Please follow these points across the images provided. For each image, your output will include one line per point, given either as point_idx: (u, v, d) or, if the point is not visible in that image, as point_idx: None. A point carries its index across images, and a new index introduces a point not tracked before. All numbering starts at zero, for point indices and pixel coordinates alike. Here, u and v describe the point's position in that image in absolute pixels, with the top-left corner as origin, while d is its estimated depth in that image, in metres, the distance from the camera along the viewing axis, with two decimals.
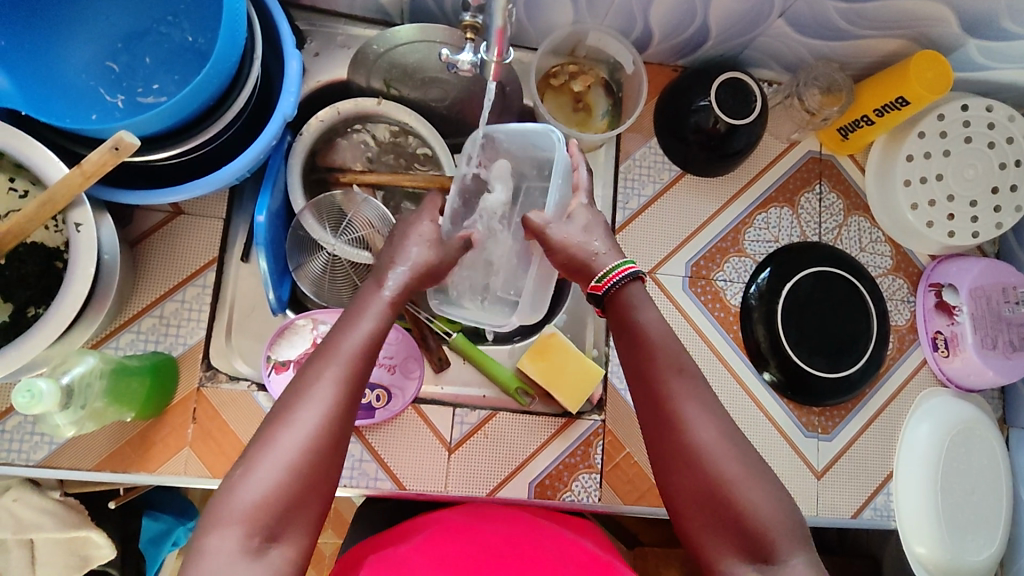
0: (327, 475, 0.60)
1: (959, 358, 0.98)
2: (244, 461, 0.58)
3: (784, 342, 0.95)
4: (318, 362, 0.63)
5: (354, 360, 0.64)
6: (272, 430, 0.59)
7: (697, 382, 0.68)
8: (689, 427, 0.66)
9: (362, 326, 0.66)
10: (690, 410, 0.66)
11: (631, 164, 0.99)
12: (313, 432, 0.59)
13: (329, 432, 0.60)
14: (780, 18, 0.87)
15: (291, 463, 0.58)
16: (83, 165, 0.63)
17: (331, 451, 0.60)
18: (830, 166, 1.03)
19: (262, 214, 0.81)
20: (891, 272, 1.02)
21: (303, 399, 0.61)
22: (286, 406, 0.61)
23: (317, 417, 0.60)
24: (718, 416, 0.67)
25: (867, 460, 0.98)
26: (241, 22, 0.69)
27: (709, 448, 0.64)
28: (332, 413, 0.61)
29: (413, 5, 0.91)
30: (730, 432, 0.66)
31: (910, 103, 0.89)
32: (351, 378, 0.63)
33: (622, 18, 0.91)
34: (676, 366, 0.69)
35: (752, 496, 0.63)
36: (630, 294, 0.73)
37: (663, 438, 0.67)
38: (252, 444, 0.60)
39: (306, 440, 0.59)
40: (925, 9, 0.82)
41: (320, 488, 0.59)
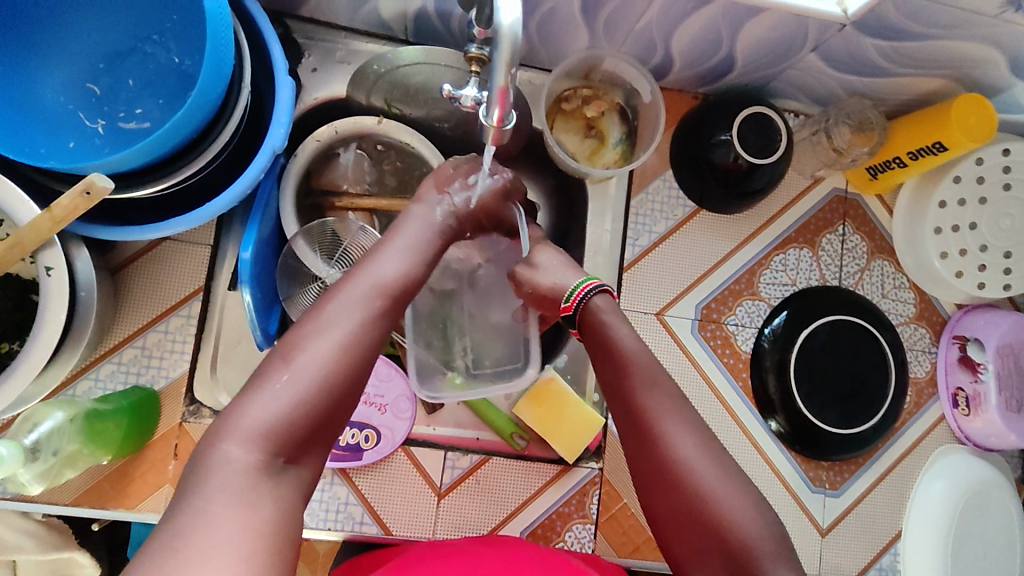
0: (351, 387, 0.60)
1: (981, 419, 0.93)
2: (275, 362, 0.58)
3: (794, 393, 0.90)
4: (353, 278, 0.66)
5: (384, 286, 0.66)
6: (307, 333, 0.60)
7: (677, 400, 0.68)
8: (667, 441, 0.66)
9: (393, 254, 0.70)
10: (669, 425, 0.66)
11: (644, 199, 0.94)
12: (346, 339, 0.61)
13: (356, 344, 0.61)
14: (813, 52, 0.81)
15: (324, 368, 0.58)
16: (54, 209, 0.59)
17: (360, 363, 0.61)
18: (855, 206, 0.97)
19: (248, 249, 0.76)
20: (914, 320, 0.97)
21: (338, 308, 0.62)
22: (321, 314, 0.62)
23: (345, 334, 0.61)
24: (698, 431, 0.67)
25: (874, 518, 0.93)
26: (227, 51, 0.64)
27: (688, 462, 0.64)
28: (363, 327, 0.62)
29: (418, 23, 0.85)
30: (712, 446, 0.66)
31: (948, 150, 0.82)
32: (365, 309, 0.64)
33: (642, 44, 0.84)
34: (652, 385, 0.68)
35: (731, 510, 0.62)
36: (597, 308, 0.74)
37: (641, 452, 0.67)
38: (287, 344, 0.60)
39: (336, 356, 0.60)
40: (971, 50, 0.75)
41: (345, 400, 0.60)
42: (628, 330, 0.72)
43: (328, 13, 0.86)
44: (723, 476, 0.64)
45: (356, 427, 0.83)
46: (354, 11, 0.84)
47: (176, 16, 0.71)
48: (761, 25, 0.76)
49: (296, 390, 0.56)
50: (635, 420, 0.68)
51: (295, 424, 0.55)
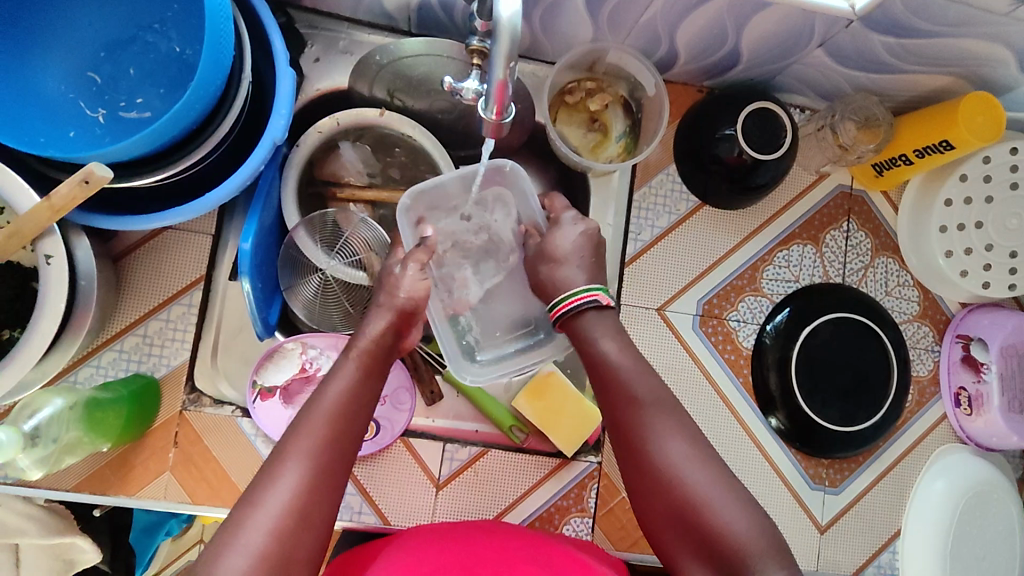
0: (311, 538, 0.56)
1: (983, 419, 0.93)
2: (225, 530, 0.54)
3: (795, 391, 0.90)
4: (304, 417, 0.60)
5: (336, 417, 0.61)
6: (258, 492, 0.55)
7: (673, 408, 0.66)
8: (658, 449, 0.63)
9: (344, 381, 0.64)
10: (658, 432, 0.64)
11: (647, 193, 0.93)
12: (299, 492, 0.56)
13: (312, 495, 0.56)
14: (819, 47, 0.80)
15: (274, 531, 0.53)
16: (52, 199, 0.59)
17: (319, 510, 0.56)
18: (860, 203, 0.96)
19: (248, 240, 0.76)
20: (917, 318, 0.96)
21: (288, 457, 0.57)
22: (269, 469, 0.57)
23: (310, 455, 0.58)
24: (689, 437, 0.64)
25: (873, 515, 0.93)
26: (226, 41, 0.64)
27: (681, 471, 0.62)
28: (316, 474, 0.57)
29: (421, 13, 0.84)
30: (696, 443, 0.64)
31: (955, 148, 0.82)
32: (332, 429, 0.60)
33: (646, 37, 0.83)
34: (644, 397, 0.66)
35: (727, 518, 0.59)
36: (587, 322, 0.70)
37: (635, 468, 0.65)
38: (234, 511, 0.55)
39: (300, 484, 0.56)
40: (980, 48, 0.74)
41: (307, 554, 0.55)
42: (612, 341, 0.70)
43: (331, 3, 0.85)
44: (719, 487, 0.61)
45: None
46: (358, 2, 0.84)
47: (178, 5, 0.71)
48: (767, 20, 0.75)
49: (248, 560, 0.52)
50: (625, 437, 0.66)
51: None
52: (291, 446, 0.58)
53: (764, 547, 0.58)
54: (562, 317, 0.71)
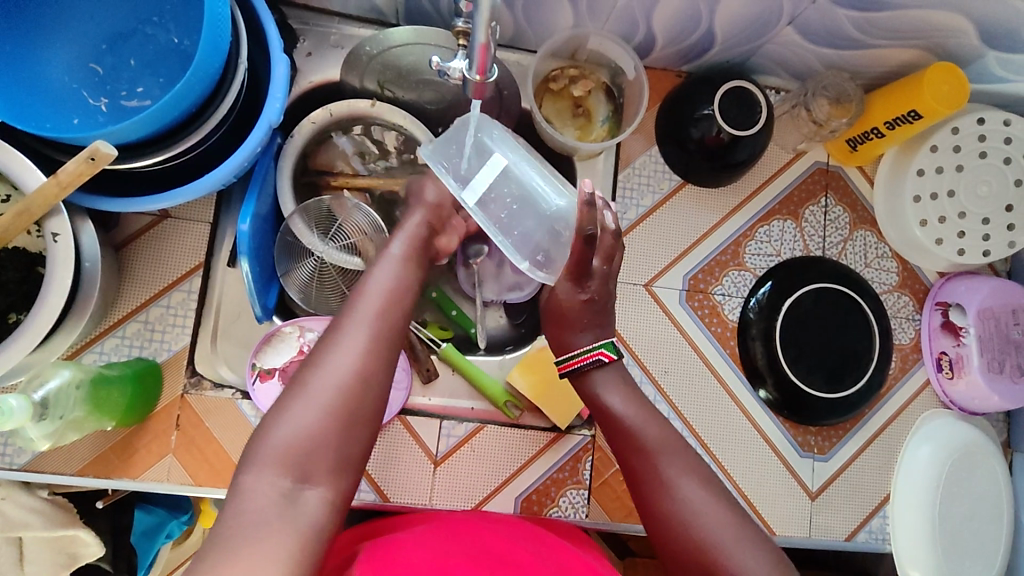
0: (367, 406, 0.62)
1: (964, 381, 0.96)
2: (297, 382, 0.62)
3: (782, 359, 0.92)
4: (355, 301, 0.68)
5: (386, 306, 0.68)
6: (319, 356, 0.63)
7: (683, 450, 0.73)
8: (674, 489, 0.70)
9: (389, 272, 0.71)
10: (674, 474, 0.71)
11: (631, 173, 0.96)
12: (356, 359, 0.63)
13: (367, 360, 0.63)
14: (788, 26, 0.84)
15: (333, 390, 0.61)
16: (59, 176, 0.62)
17: (374, 377, 0.63)
18: (837, 178, 1.00)
19: (247, 221, 0.79)
20: (897, 289, 0.99)
21: (343, 331, 0.65)
22: (329, 340, 0.65)
23: (365, 333, 0.65)
24: (705, 481, 0.71)
25: (863, 481, 0.95)
26: (224, 25, 0.67)
27: (694, 512, 0.68)
28: (368, 345, 0.64)
29: (409, 6, 0.88)
30: (711, 489, 0.70)
31: (923, 117, 0.85)
32: (378, 313, 0.67)
33: (624, 22, 0.87)
34: (652, 440, 0.73)
35: (742, 556, 0.65)
36: (594, 381, 0.79)
37: (652, 500, 0.70)
38: (295, 379, 0.62)
39: (360, 354, 0.63)
40: (941, 19, 0.78)
41: (363, 417, 0.62)
42: (621, 396, 0.78)
43: None
44: (737, 531, 0.67)
45: None
46: None
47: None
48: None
49: (314, 411, 0.59)
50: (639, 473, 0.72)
51: (316, 440, 0.58)
52: (346, 323, 0.65)
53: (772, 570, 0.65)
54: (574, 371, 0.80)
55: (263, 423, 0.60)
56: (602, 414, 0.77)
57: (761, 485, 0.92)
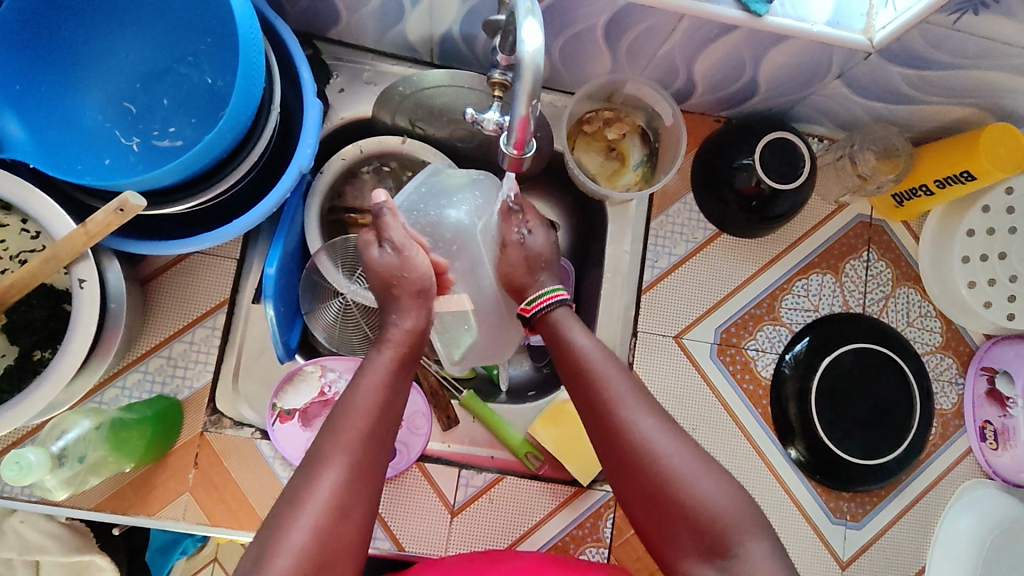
0: (352, 533, 0.57)
1: (1010, 453, 0.91)
2: (274, 522, 0.55)
3: (815, 422, 0.89)
4: (338, 419, 0.61)
5: (374, 419, 0.62)
6: (298, 491, 0.57)
7: (635, 382, 0.68)
8: (627, 426, 0.65)
9: (377, 378, 0.65)
10: (630, 408, 0.66)
11: (664, 221, 0.94)
12: (339, 489, 0.57)
13: (352, 487, 0.58)
14: (837, 79, 0.80)
15: (315, 528, 0.55)
16: (88, 226, 0.62)
17: (357, 505, 0.58)
18: (880, 232, 0.96)
19: (274, 265, 0.78)
20: (940, 350, 0.95)
21: (326, 457, 0.58)
22: (310, 466, 0.58)
23: (346, 466, 0.58)
24: (658, 413, 0.66)
25: (897, 551, 0.91)
26: (258, 75, 0.66)
27: (651, 444, 0.64)
28: (353, 472, 0.59)
29: (444, 46, 0.87)
30: (667, 422, 0.65)
31: (977, 179, 0.81)
32: (361, 434, 0.61)
33: (664, 69, 0.85)
34: (608, 370, 0.69)
35: (705, 488, 0.61)
36: (555, 320, 0.74)
37: (605, 437, 0.66)
38: (274, 510, 0.57)
39: (342, 482, 0.58)
40: (1000, 79, 0.74)
41: (344, 554, 0.56)
42: (585, 333, 0.73)
43: (357, 36, 0.88)
44: (700, 464, 0.63)
45: None
46: (383, 34, 0.86)
47: (210, 39, 0.73)
48: (785, 52, 0.76)
49: (290, 557, 0.53)
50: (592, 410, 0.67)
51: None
52: (329, 445, 0.59)
53: (738, 515, 0.60)
54: (539, 312, 0.74)
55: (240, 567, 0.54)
56: (561, 353, 0.72)
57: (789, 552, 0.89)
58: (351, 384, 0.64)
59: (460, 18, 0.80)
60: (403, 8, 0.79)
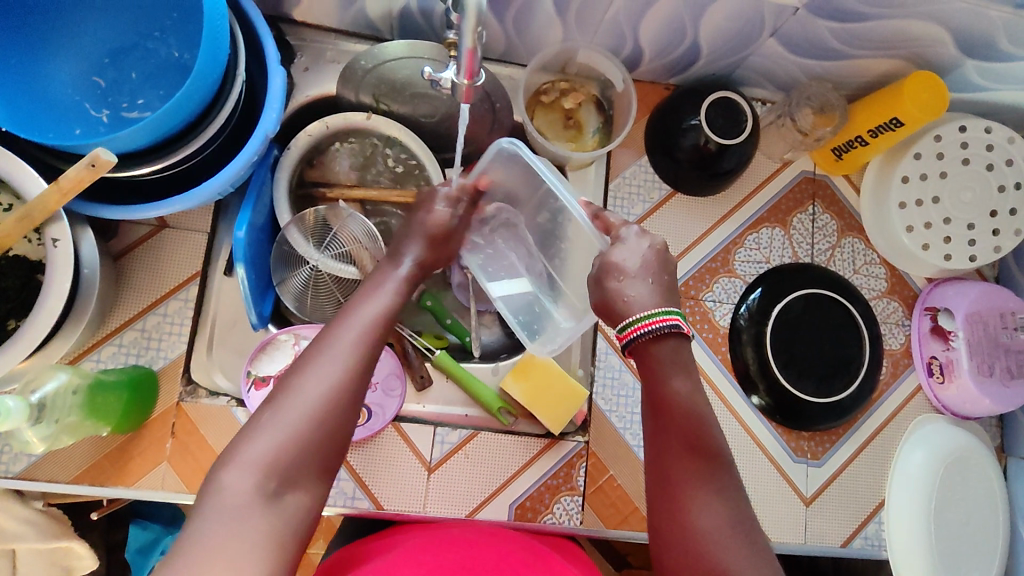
0: (349, 422, 0.58)
1: (955, 385, 0.96)
2: (261, 411, 0.56)
3: (772, 364, 0.93)
4: (338, 325, 0.63)
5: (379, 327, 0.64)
6: (306, 364, 0.59)
7: (714, 471, 0.60)
8: (695, 519, 0.57)
9: (383, 294, 0.67)
10: (704, 501, 0.58)
11: (621, 182, 0.98)
12: (347, 375, 0.59)
13: (356, 379, 0.60)
14: (771, 37, 0.86)
15: (320, 404, 0.57)
16: (60, 182, 0.63)
17: (355, 398, 0.59)
18: (824, 187, 1.02)
19: (242, 229, 0.80)
20: (885, 294, 1.00)
21: (333, 342, 0.61)
22: (309, 355, 0.60)
23: (351, 356, 0.60)
24: (729, 501, 0.58)
25: (857, 486, 0.95)
26: (223, 38, 0.69)
27: (716, 538, 0.56)
28: (359, 363, 0.60)
29: (403, 21, 0.91)
30: (741, 518, 0.57)
31: (904, 125, 0.88)
32: (369, 338, 0.62)
33: (613, 36, 0.90)
34: (693, 444, 0.61)
35: None
36: (658, 352, 0.67)
37: (668, 517, 0.59)
38: (284, 379, 0.59)
39: (346, 375, 0.59)
40: (918, 28, 0.80)
41: (337, 442, 0.57)
42: (682, 384, 0.65)
43: (319, 16, 0.92)
44: (757, 563, 0.55)
45: None
46: (343, 13, 0.90)
47: (176, 14, 0.77)
48: (721, 12, 0.81)
49: (291, 432, 0.55)
50: (665, 487, 0.60)
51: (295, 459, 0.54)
52: (335, 337, 0.61)
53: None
54: (643, 336, 0.68)
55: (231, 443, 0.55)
56: (655, 411, 0.65)
57: (757, 491, 0.92)
58: (362, 293, 0.67)
59: None
60: None
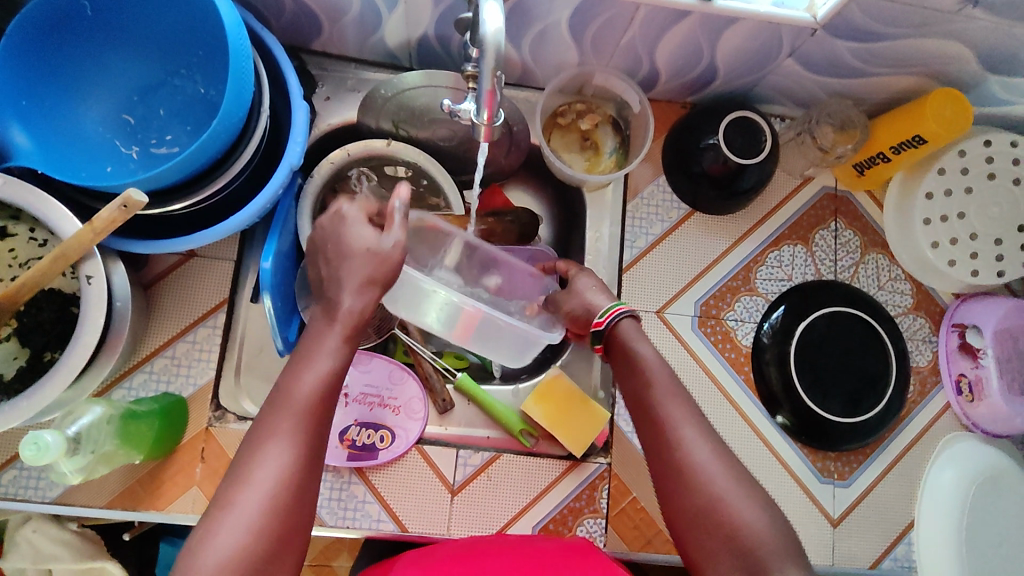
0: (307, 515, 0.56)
1: (984, 404, 0.95)
2: (204, 522, 0.53)
3: (796, 384, 0.92)
4: (274, 410, 0.58)
5: (313, 407, 0.59)
6: (246, 470, 0.55)
7: (694, 405, 0.67)
8: (685, 450, 0.63)
9: (326, 355, 0.62)
10: (686, 432, 0.64)
11: (639, 203, 0.99)
12: (291, 470, 0.56)
13: (303, 469, 0.57)
14: (789, 57, 0.86)
15: (268, 510, 0.54)
16: (95, 222, 0.65)
17: (311, 483, 0.57)
18: (845, 203, 1.01)
19: (268, 259, 0.81)
20: (912, 311, 0.99)
21: (275, 436, 0.57)
22: (244, 458, 0.56)
23: (291, 447, 0.57)
24: (707, 428, 0.65)
25: (886, 507, 0.94)
26: (248, 79, 0.70)
27: (702, 466, 0.62)
28: (304, 454, 0.57)
29: (421, 49, 0.93)
30: (724, 449, 0.63)
31: (927, 142, 0.87)
32: (310, 424, 0.58)
33: (629, 58, 0.90)
34: (668, 388, 0.68)
35: (748, 513, 0.59)
36: (623, 332, 0.75)
37: (658, 457, 0.64)
38: (223, 485, 0.56)
39: (287, 473, 0.55)
40: (939, 46, 0.79)
41: (295, 541, 0.55)
42: (648, 346, 0.73)
43: (339, 46, 0.94)
44: (741, 484, 0.61)
45: (372, 427, 0.88)
46: (363, 42, 0.92)
47: (202, 52, 0.79)
48: (738, 34, 0.81)
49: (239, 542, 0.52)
50: (653, 428, 0.66)
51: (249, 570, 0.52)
52: (274, 428, 0.57)
53: (779, 545, 0.58)
54: (611, 322, 0.75)
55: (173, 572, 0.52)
56: (626, 363, 0.72)
57: (782, 512, 0.91)
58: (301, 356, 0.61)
59: (434, 22, 0.85)
60: (380, 15, 0.85)
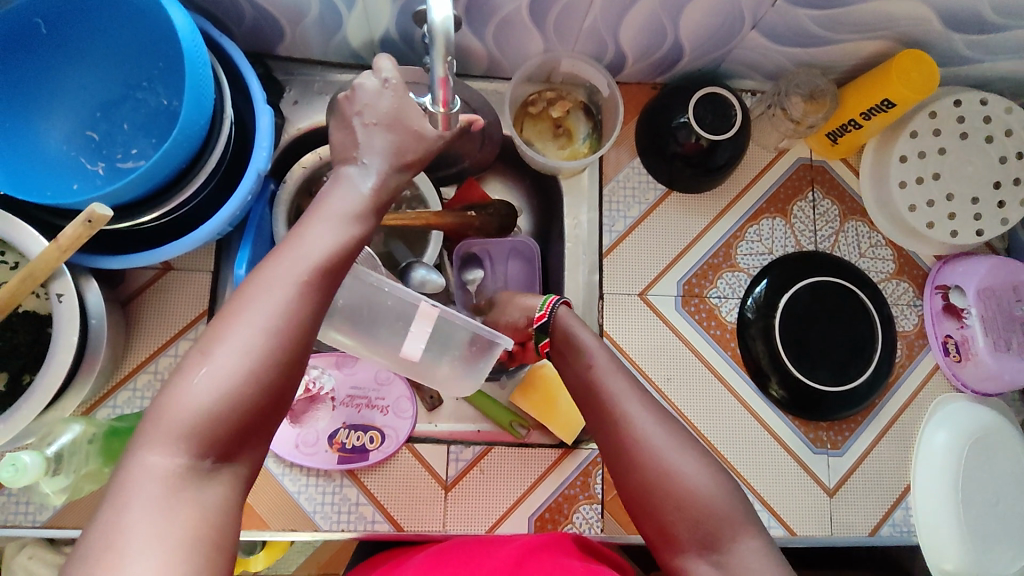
0: (295, 376, 0.55)
1: (972, 363, 0.95)
2: (190, 358, 0.52)
3: (783, 356, 0.92)
4: (279, 252, 0.56)
5: (322, 268, 0.56)
6: (241, 309, 0.53)
7: (636, 380, 0.72)
8: (632, 425, 0.68)
9: (339, 214, 0.60)
10: (630, 407, 0.69)
11: (615, 187, 0.98)
12: (287, 316, 0.54)
13: (300, 316, 0.54)
14: (752, 30, 0.86)
15: (256, 365, 0.52)
16: (60, 240, 0.65)
17: (303, 343, 0.55)
18: (821, 172, 1.01)
19: (242, 266, 0.82)
20: (895, 276, 0.99)
21: (274, 279, 0.55)
22: (239, 300, 0.54)
23: (288, 309, 0.54)
24: (650, 403, 0.70)
25: (881, 473, 0.94)
26: (207, 85, 0.70)
27: (649, 439, 0.66)
28: (303, 304, 0.55)
29: (385, 47, 0.92)
30: (672, 423, 0.68)
31: (896, 105, 0.86)
32: (315, 276, 0.56)
33: (594, 42, 0.90)
34: (612, 366, 0.73)
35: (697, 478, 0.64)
36: (565, 320, 0.78)
37: (606, 436, 0.69)
38: (216, 322, 0.54)
39: (283, 326, 0.53)
40: (900, 9, 0.79)
41: (278, 406, 0.54)
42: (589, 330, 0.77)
43: (303, 49, 0.93)
44: (687, 452, 0.66)
45: (361, 430, 0.87)
46: (327, 43, 0.91)
47: (163, 63, 0.78)
48: (699, 10, 0.81)
49: (222, 396, 0.50)
50: (598, 408, 0.70)
51: (210, 439, 0.50)
52: (277, 263, 0.55)
53: (729, 513, 0.63)
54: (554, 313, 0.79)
55: (141, 421, 0.51)
56: (568, 344, 0.76)
57: (777, 486, 0.92)
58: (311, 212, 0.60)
59: (395, 18, 0.85)
60: (340, 15, 0.84)
